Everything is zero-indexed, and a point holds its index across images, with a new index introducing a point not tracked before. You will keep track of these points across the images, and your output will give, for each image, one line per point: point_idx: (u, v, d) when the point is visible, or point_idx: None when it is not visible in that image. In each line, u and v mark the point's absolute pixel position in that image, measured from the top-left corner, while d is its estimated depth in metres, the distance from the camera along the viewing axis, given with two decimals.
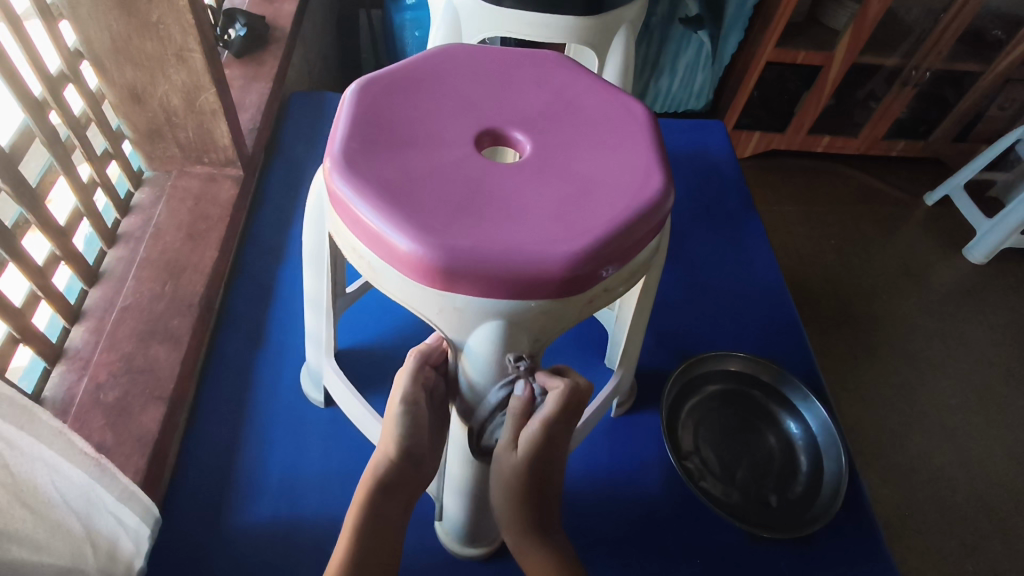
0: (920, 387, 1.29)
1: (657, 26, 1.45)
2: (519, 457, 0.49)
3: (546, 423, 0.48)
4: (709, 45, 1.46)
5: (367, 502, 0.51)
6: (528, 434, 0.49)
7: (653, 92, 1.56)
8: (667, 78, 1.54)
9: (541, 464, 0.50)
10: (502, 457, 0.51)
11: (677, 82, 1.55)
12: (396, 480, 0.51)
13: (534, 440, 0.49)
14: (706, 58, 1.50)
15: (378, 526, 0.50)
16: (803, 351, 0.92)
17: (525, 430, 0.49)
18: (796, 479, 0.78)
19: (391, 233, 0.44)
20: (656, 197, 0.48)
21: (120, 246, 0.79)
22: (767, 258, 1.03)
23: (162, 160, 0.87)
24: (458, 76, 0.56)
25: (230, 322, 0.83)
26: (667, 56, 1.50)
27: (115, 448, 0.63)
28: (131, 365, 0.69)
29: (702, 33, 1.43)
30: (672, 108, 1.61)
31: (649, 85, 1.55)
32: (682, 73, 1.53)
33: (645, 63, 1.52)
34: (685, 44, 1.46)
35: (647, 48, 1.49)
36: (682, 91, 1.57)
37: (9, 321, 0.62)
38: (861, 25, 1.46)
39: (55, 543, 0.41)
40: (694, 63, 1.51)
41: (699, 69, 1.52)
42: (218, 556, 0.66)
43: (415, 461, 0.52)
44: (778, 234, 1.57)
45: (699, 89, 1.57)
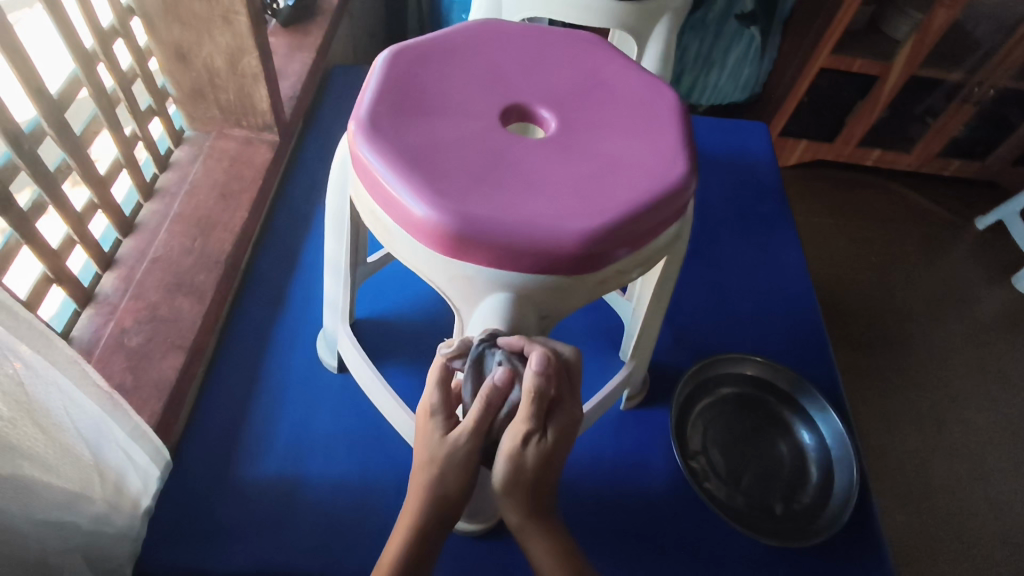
0: (949, 415, 1.24)
1: (713, 21, 1.41)
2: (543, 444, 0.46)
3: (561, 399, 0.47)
4: (759, 40, 1.44)
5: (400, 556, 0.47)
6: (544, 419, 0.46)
7: (701, 86, 1.51)
8: (716, 71, 1.49)
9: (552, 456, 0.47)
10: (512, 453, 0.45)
11: (726, 74, 1.50)
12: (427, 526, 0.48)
13: (555, 418, 0.46)
14: (756, 52, 1.47)
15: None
16: (827, 364, 0.89)
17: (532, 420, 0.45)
18: (804, 490, 0.76)
19: (407, 198, 0.44)
20: (678, 183, 0.47)
21: (156, 200, 0.82)
22: (798, 266, 1.01)
23: (203, 121, 0.90)
24: (491, 51, 0.56)
25: (254, 282, 0.85)
26: (719, 50, 1.46)
27: (134, 391, 0.66)
28: (156, 314, 0.71)
29: (754, 29, 1.42)
30: (719, 102, 1.55)
31: (697, 79, 1.50)
32: (731, 67, 1.48)
33: (697, 59, 1.47)
34: (736, 39, 1.44)
35: (700, 44, 1.45)
36: (729, 84, 1.52)
37: (44, 260, 0.64)
38: (924, 35, 1.40)
39: (64, 467, 0.43)
40: (744, 55, 1.47)
41: (745, 63, 1.49)
42: (223, 504, 0.68)
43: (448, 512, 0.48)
44: (813, 245, 1.52)
45: (746, 82, 1.53)
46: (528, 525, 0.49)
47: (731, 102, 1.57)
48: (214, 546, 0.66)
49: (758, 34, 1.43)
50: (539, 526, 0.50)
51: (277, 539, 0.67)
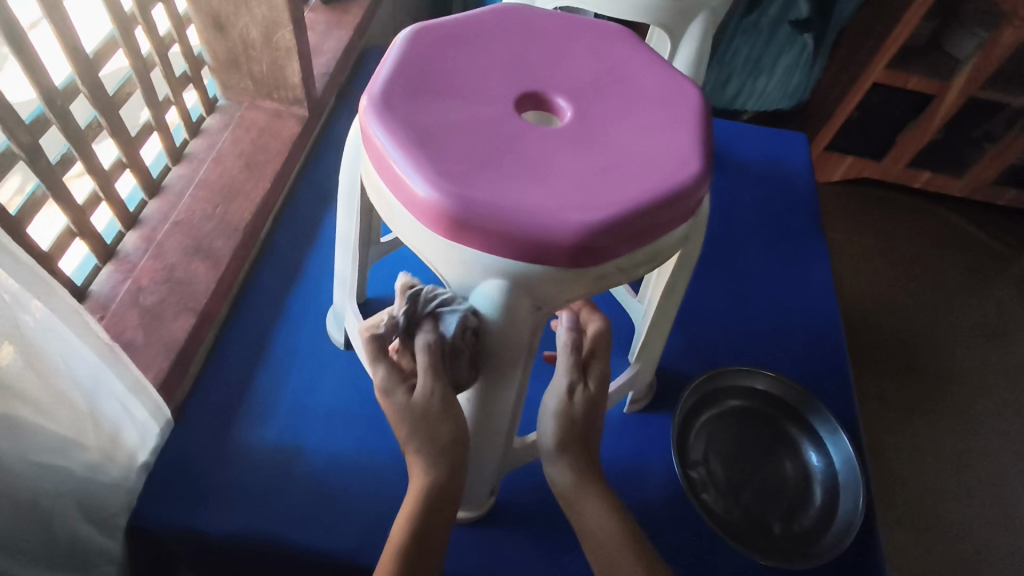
0: (973, 453, 1.19)
1: (766, 26, 1.38)
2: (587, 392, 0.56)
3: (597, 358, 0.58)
4: (812, 48, 1.39)
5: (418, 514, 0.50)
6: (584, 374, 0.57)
7: (748, 91, 1.48)
8: (765, 78, 1.46)
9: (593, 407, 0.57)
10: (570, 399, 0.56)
11: (774, 82, 1.46)
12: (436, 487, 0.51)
13: (594, 373, 0.57)
14: (807, 60, 1.42)
15: (417, 541, 0.50)
16: (844, 385, 0.86)
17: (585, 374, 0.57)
18: (805, 512, 0.74)
19: (410, 176, 0.43)
20: (689, 182, 0.45)
21: (184, 164, 0.84)
22: (824, 283, 0.97)
23: (236, 91, 0.91)
24: (515, 34, 0.54)
25: (271, 253, 0.87)
26: (769, 56, 1.42)
27: (144, 348, 0.67)
28: (172, 275, 0.73)
29: (808, 36, 1.37)
30: (762, 108, 1.52)
31: (745, 84, 1.47)
32: (780, 74, 1.45)
33: (746, 63, 1.44)
34: (788, 46, 1.40)
35: (750, 48, 1.42)
36: (775, 90, 1.48)
37: (68, 213, 0.66)
38: (984, 61, 1.34)
39: (56, 412, 0.45)
40: (794, 63, 1.42)
41: (795, 71, 1.44)
42: (220, 466, 0.70)
43: (458, 469, 0.52)
44: (845, 264, 1.48)
45: (794, 91, 1.48)
46: (584, 486, 0.56)
47: (774, 109, 1.53)
48: (207, 506, 0.67)
49: (811, 43, 1.38)
50: (592, 488, 0.57)
51: (270, 506, 0.68)
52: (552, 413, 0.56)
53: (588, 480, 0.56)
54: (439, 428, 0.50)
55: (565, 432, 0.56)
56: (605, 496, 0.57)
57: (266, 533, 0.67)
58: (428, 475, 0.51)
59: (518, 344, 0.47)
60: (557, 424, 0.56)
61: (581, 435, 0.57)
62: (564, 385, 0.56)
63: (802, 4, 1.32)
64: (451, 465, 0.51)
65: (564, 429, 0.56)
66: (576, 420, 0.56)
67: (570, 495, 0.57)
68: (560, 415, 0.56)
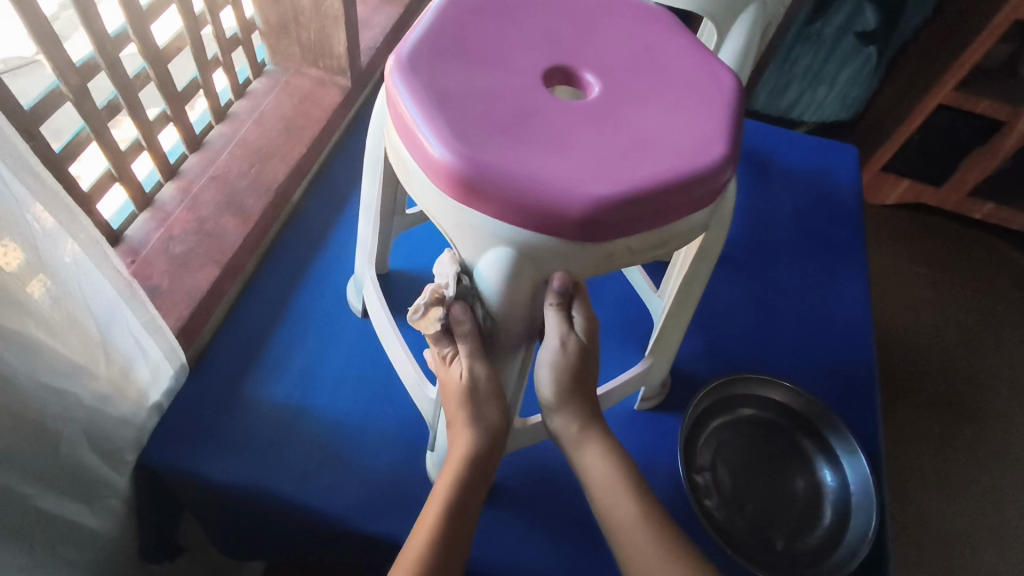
0: (996, 498, 1.16)
1: (829, 36, 1.33)
2: (580, 370, 0.55)
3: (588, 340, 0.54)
4: (875, 62, 1.35)
5: (464, 480, 0.51)
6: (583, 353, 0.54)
7: (806, 101, 1.44)
8: (825, 88, 1.42)
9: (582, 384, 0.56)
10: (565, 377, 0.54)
11: (834, 93, 1.43)
12: (480, 457, 0.52)
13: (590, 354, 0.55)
14: (870, 74, 1.38)
15: (465, 503, 0.51)
16: (869, 405, 0.83)
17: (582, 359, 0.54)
18: (811, 531, 0.71)
19: (427, 136, 0.43)
20: (711, 167, 0.44)
21: (226, 123, 0.86)
22: (861, 301, 0.94)
23: (284, 56, 0.93)
24: (551, 8, 0.53)
25: (301, 217, 0.88)
26: (831, 67, 1.38)
27: (168, 294, 0.69)
28: (202, 228, 0.75)
29: (872, 50, 1.33)
30: (820, 119, 1.48)
31: (803, 93, 1.43)
32: (840, 86, 1.41)
33: (806, 73, 1.40)
34: (850, 58, 1.35)
35: (811, 57, 1.37)
36: (834, 102, 1.44)
37: (109, 157, 0.68)
38: None
39: (68, 337, 0.46)
40: (856, 76, 1.38)
41: (857, 83, 1.40)
42: (231, 416, 0.71)
43: (500, 441, 0.53)
44: (885, 289, 1.43)
45: (852, 102, 1.45)
46: (585, 432, 0.56)
47: (832, 120, 1.50)
48: (212, 453, 0.69)
49: (875, 55, 1.34)
50: (594, 431, 0.56)
51: (272, 459, 0.69)
52: (549, 365, 0.54)
53: (590, 425, 0.56)
54: (486, 408, 0.52)
55: (566, 383, 0.55)
56: (607, 442, 0.56)
57: (266, 486, 0.68)
58: (474, 445, 0.51)
59: (513, 318, 0.48)
60: (557, 378, 0.54)
61: (578, 383, 0.55)
62: (556, 346, 0.53)
63: (869, 15, 1.29)
64: (494, 437, 0.52)
65: (565, 382, 0.54)
66: (575, 371, 0.54)
67: (570, 446, 0.56)
68: (558, 368, 0.54)
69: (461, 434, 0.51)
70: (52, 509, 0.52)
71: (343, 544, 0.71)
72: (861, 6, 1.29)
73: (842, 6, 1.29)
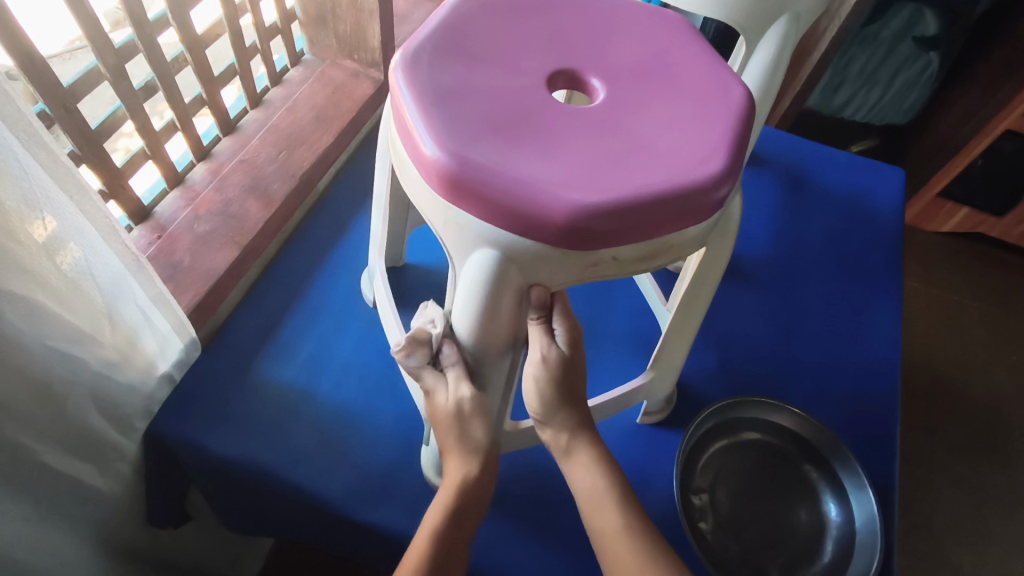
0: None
1: (887, 38, 1.25)
2: (560, 374, 0.53)
3: (571, 347, 0.55)
4: (937, 67, 1.27)
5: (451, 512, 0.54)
6: (565, 356, 0.54)
7: (858, 101, 1.36)
8: (880, 89, 1.33)
9: (568, 389, 0.54)
10: (543, 379, 0.53)
11: (889, 95, 1.34)
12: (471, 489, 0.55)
13: (574, 359, 0.54)
14: (931, 79, 1.30)
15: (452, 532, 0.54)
16: (890, 439, 0.79)
17: (562, 366, 0.53)
18: (809, 565, 0.69)
19: (420, 133, 0.43)
20: (705, 180, 0.43)
21: (260, 109, 0.89)
22: (890, 332, 0.89)
23: (322, 47, 0.95)
24: (565, 12, 0.53)
25: (326, 205, 0.91)
26: (887, 70, 1.30)
27: (187, 271, 0.71)
28: (227, 210, 0.77)
29: (933, 54, 1.26)
30: (874, 121, 1.40)
31: (856, 94, 1.35)
32: (896, 90, 1.33)
33: (858, 74, 1.32)
34: (908, 62, 1.28)
35: (867, 59, 1.29)
36: (889, 105, 1.36)
37: (144, 136, 0.71)
38: None
39: (72, 304, 0.49)
40: (914, 80, 1.31)
41: (915, 88, 1.32)
42: (236, 392, 0.73)
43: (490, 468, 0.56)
44: (927, 321, 1.36)
45: (910, 108, 1.37)
46: (576, 440, 0.55)
47: (886, 125, 1.42)
48: (215, 428, 0.70)
49: (936, 59, 1.27)
50: (584, 438, 0.55)
51: (269, 440, 0.71)
52: (533, 379, 0.54)
53: (579, 434, 0.55)
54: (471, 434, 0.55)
55: (553, 395, 0.54)
56: (597, 449, 0.55)
57: (263, 464, 0.70)
58: (464, 473, 0.55)
59: (494, 326, 0.48)
60: (542, 391, 0.54)
61: (564, 392, 0.54)
62: (538, 357, 0.53)
63: (929, 20, 1.21)
64: (483, 467, 0.56)
65: (550, 393, 0.54)
66: (560, 382, 0.53)
67: (562, 455, 0.56)
68: (541, 381, 0.53)
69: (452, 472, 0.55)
70: (60, 467, 0.55)
71: (336, 528, 0.72)
72: (922, 11, 1.20)
73: (901, 9, 1.21)
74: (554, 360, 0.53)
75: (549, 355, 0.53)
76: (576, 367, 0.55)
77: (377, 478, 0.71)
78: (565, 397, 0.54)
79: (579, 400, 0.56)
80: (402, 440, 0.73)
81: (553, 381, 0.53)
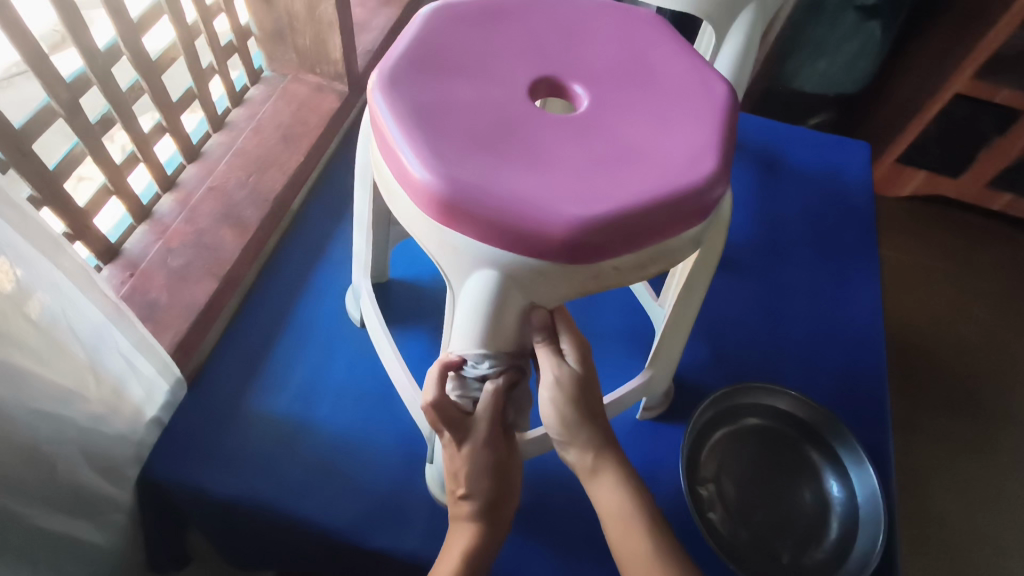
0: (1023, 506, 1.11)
1: (831, 7, 1.26)
2: (575, 394, 0.52)
3: (581, 365, 0.52)
4: (881, 35, 1.28)
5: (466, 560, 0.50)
6: (577, 377, 0.52)
7: (807, 71, 1.36)
8: (828, 58, 1.34)
9: (587, 408, 0.53)
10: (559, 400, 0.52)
11: (836, 65, 1.35)
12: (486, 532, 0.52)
13: (587, 379, 0.52)
14: (875, 48, 1.31)
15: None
16: (882, 414, 0.81)
17: (578, 387, 0.52)
18: (818, 545, 0.70)
19: (407, 155, 0.42)
20: (699, 183, 0.42)
21: (223, 133, 0.86)
22: (871, 307, 0.91)
23: (281, 63, 0.92)
24: (539, 17, 0.52)
25: (302, 226, 0.88)
26: (833, 39, 1.30)
27: (166, 308, 0.69)
28: (201, 241, 0.75)
29: (876, 23, 1.27)
30: (823, 91, 1.40)
31: (805, 64, 1.35)
32: (843, 59, 1.33)
33: (806, 43, 1.32)
34: (853, 31, 1.29)
35: (814, 28, 1.30)
36: (837, 75, 1.37)
37: (105, 171, 0.69)
38: None
39: (57, 363, 0.46)
40: (863, 48, 1.31)
41: (861, 56, 1.33)
42: (229, 429, 0.71)
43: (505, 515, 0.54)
44: (902, 286, 1.39)
45: (861, 77, 1.38)
46: (601, 460, 0.54)
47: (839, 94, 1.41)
48: (211, 468, 0.69)
49: (880, 28, 1.28)
50: (610, 457, 0.54)
51: (270, 474, 0.69)
52: (551, 402, 0.52)
53: (604, 453, 0.54)
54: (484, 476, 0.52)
55: (573, 415, 0.52)
56: (622, 468, 0.54)
57: (266, 499, 0.68)
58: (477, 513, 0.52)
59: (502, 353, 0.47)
60: (560, 410, 0.52)
61: (583, 412, 0.52)
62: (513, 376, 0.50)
63: None
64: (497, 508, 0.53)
65: (570, 413, 0.52)
66: (577, 401, 0.52)
67: (587, 476, 0.55)
68: (558, 402, 0.52)
69: (463, 525, 0.52)
70: (57, 530, 0.53)
71: (343, 557, 0.71)
72: None
73: None
74: (569, 380, 0.51)
75: (561, 376, 0.51)
76: (590, 385, 0.53)
77: (381, 502, 0.69)
78: (585, 418, 0.53)
79: (601, 419, 0.54)
80: (405, 462, 0.72)
81: (570, 403, 0.52)
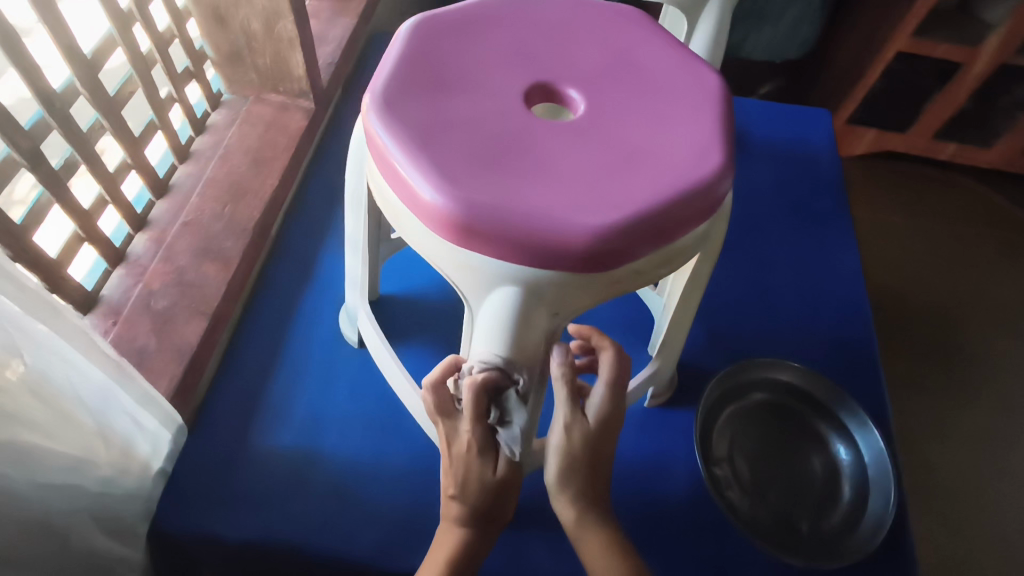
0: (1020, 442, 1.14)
1: None
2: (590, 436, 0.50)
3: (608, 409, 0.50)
4: None
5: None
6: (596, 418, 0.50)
7: (753, 41, 1.39)
8: (772, 26, 1.36)
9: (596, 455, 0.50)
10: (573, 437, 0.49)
11: (780, 32, 1.38)
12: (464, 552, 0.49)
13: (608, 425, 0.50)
14: (817, 10, 1.35)
15: None
16: (876, 375, 0.83)
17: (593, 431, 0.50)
18: (833, 509, 0.72)
19: (415, 179, 0.41)
20: (709, 178, 0.43)
21: (190, 163, 0.82)
22: (853, 272, 0.93)
23: (241, 85, 0.89)
24: (521, 22, 0.51)
25: (284, 251, 0.86)
26: (775, 5, 1.33)
27: (157, 354, 0.66)
28: (183, 279, 0.72)
29: None
30: (771, 58, 1.43)
31: (750, 34, 1.38)
32: (787, 25, 1.36)
33: (750, 12, 1.35)
34: None
35: None
36: (783, 41, 1.39)
37: (74, 218, 0.65)
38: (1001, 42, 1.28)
39: (62, 433, 0.44)
40: (802, 14, 1.34)
41: (804, 20, 1.36)
42: (236, 469, 0.69)
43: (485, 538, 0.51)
44: (874, 242, 1.42)
45: (805, 41, 1.41)
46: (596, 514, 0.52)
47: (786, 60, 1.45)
48: (224, 512, 0.66)
49: None
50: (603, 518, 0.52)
51: (286, 510, 0.67)
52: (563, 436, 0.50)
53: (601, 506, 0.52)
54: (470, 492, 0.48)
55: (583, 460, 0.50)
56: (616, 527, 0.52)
57: (285, 536, 0.66)
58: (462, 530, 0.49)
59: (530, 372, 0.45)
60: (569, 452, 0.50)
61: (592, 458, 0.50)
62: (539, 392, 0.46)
63: None
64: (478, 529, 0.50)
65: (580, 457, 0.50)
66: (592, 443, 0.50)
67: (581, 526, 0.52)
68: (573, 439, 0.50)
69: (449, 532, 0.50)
70: None
71: None
72: None
73: None
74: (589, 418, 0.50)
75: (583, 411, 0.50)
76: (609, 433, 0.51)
77: (402, 525, 0.68)
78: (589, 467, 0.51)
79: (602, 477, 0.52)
80: (421, 480, 0.71)
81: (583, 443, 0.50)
